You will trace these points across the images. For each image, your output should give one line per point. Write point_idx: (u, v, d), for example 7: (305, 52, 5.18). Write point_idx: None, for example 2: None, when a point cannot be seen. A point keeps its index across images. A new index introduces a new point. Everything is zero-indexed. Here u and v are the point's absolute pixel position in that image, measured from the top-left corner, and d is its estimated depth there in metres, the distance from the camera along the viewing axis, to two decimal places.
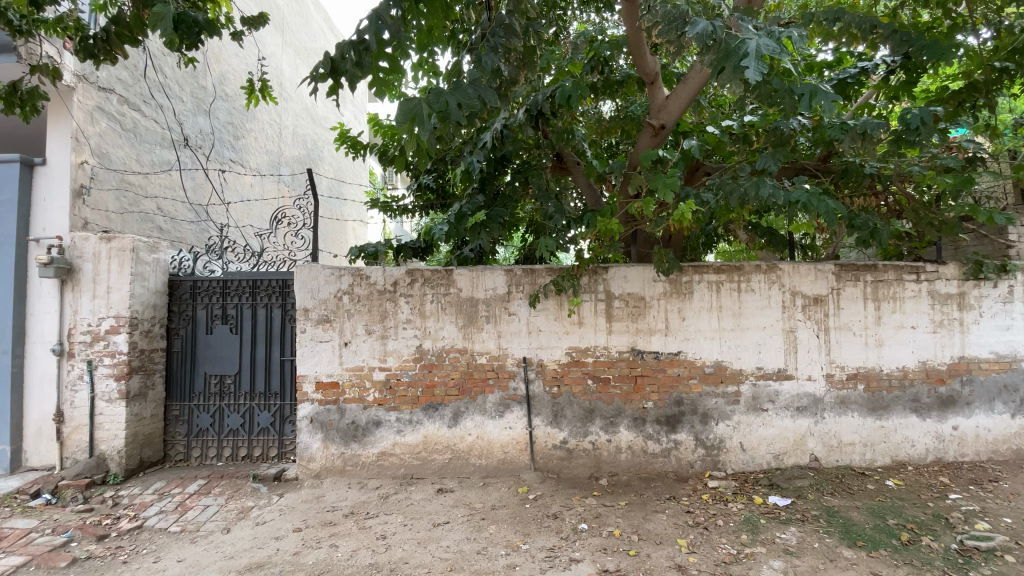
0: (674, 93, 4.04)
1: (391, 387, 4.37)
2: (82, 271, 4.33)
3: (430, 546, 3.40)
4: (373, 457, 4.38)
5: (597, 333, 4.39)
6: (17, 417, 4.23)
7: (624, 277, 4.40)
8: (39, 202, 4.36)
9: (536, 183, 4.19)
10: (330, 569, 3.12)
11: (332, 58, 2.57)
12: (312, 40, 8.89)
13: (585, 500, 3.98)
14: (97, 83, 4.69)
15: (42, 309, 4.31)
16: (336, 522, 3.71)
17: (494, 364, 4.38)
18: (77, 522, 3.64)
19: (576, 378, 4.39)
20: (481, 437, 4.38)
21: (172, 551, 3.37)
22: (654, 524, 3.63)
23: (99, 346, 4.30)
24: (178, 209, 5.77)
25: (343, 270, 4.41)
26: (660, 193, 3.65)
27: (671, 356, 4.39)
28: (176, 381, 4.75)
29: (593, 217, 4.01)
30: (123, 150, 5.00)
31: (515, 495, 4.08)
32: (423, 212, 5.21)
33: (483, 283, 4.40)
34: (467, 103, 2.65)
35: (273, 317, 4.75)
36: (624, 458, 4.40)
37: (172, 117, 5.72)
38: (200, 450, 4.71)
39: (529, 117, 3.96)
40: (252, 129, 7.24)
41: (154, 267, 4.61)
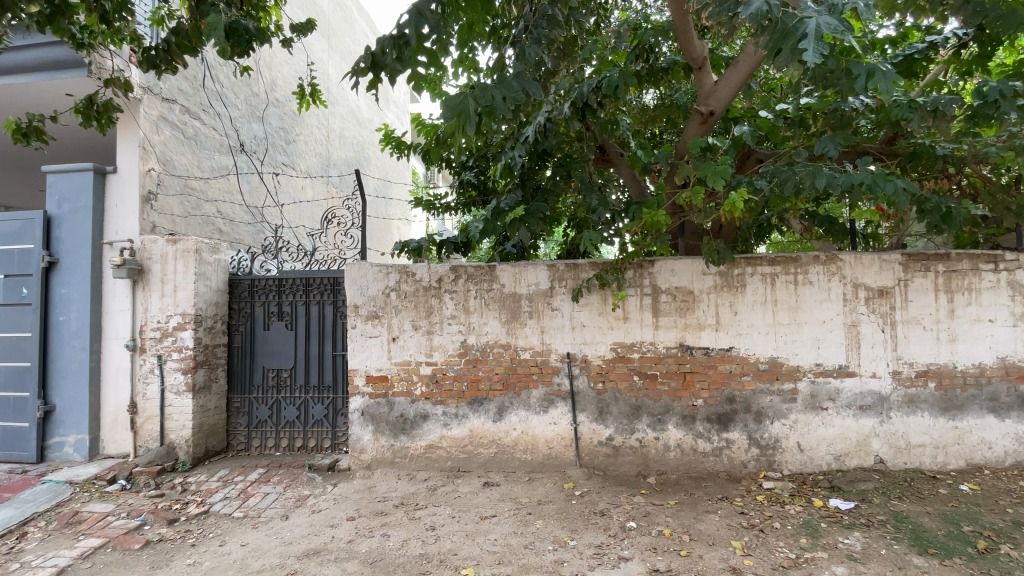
0: (723, 78, 3.94)
1: (437, 381, 4.44)
2: (151, 272, 4.63)
3: (478, 538, 3.42)
4: (421, 450, 4.46)
5: (643, 328, 4.29)
6: (96, 408, 4.57)
7: (671, 271, 4.27)
8: (112, 208, 4.70)
9: (580, 175, 4.13)
10: (381, 558, 3.20)
11: (373, 52, 2.60)
12: (356, 43, 9.12)
13: (633, 498, 3.91)
14: (161, 94, 4.98)
15: (116, 307, 4.63)
16: (387, 512, 3.81)
17: (538, 359, 4.37)
18: (150, 506, 3.90)
19: (622, 374, 4.30)
20: (526, 432, 4.38)
21: (236, 535, 3.56)
22: (705, 525, 3.51)
23: (168, 342, 4.59)
24: (235, 212, 6.10)
25: (389, 267, 4.51)
26: (710, 182, 3.51)
27: (722, 352, 4.23)
28: (237, 374, 5.01)
29: (639, 209, 3.91)
30: (186, 158, 5.30)
31: (561, 490, 4.06)
32: (464, 210, 5.24)
33: (526, 278, 4.39)
34: (512, 97, 2.59)
35: (325, 314, 4.91)
36: (673, 456, 4.29)
37: (229, 124, 6.02)
38: (259, 440, 4.95)
39: (575, 110, 3.80)
40: (302, 133, 7.51)
41: (215, 267, 4.87)
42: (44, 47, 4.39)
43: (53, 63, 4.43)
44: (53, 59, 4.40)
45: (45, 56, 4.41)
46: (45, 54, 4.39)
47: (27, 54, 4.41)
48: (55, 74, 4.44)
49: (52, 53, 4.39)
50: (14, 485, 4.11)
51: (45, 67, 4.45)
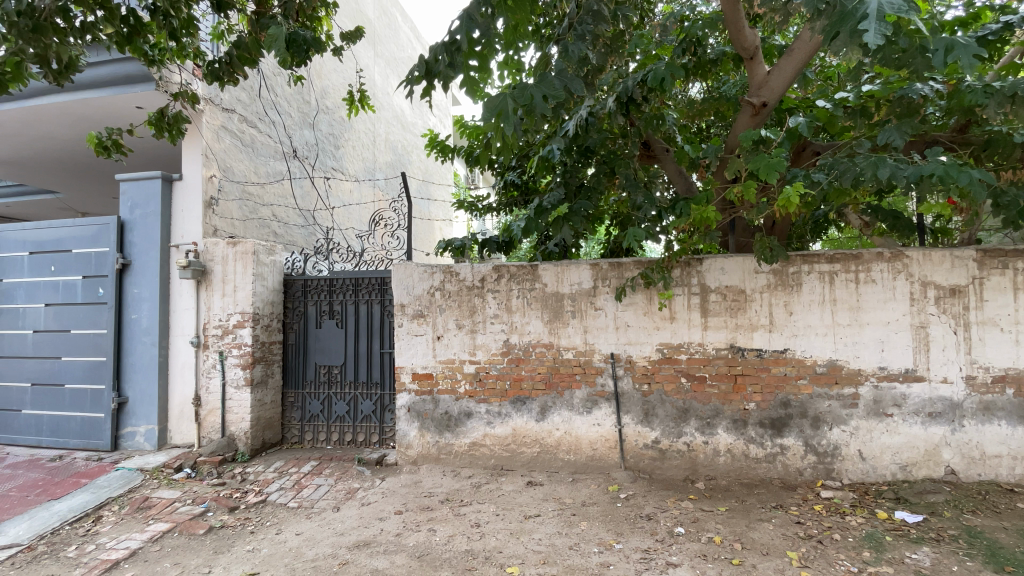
0: (776, 68, 3.78)
1: (481, 379, 4.48)
2: (213, 273, 4.90)
3: (523, 538, 3.42)
4: (465, 447, 4.51)
5: (691, 328, 4.17)
6: (164, 401, 4.88)
7: (721, 269, 4.13)
8: (178, 213, 5.01)
9: (624, 173, 4.04)
10: (428, 553, 3.25)
11: (426, 61, 2.62)
12: (400, 49, 9.33)
13: (681, 503, 3.81)
14: (221, 104, 5.27)
15: (182, 306, 4.94)
16: (433, 507, 3.87)
17: (582, 359, 4.32)
18: (212, 494, 4.13)
19: (669, 376, 4.20)
20: (570, 433, 4.35)
21: (291, 525, 3.71)
22: (759, 533, 3.37)
23: (229, 339, 4.85)
24: (289, 215, 6.40)
25: (434, 267, 4.59)
26: (763, 175, 3.38)
27: (776, 355, 4.06)
28: (291, 370, 5.22)
29: (687, 205, 3.81)
30: (244, 164, 5.59)
31: (605, 493, 4.00)
32: (506, 210, 5.26)
33: (568, 278, 4.36)
34: (553, 94, 2.51)
35: (372, 313, 5.05)
36: (723, 461, 4.14)
37: (283, 131, 6.29)
38: (312, 433, 5.14)
39: (620, 104, 3.70)
40: (349, 138, 7.76)
41: (272, 268, 5.10)
42: (114, 63, 4.69)
43: (124, 78, 4.74)
44: (124, 74, 4.72)
45: (115, 72, 4.72)
46: (116, 69, 4.70)
47: (100, 71, 4.72)
48: (126, 89, 4.76)
49: (122, 68, 4.70)
50: (92, 471, 4.43)
51: (117, 82, 4.78)
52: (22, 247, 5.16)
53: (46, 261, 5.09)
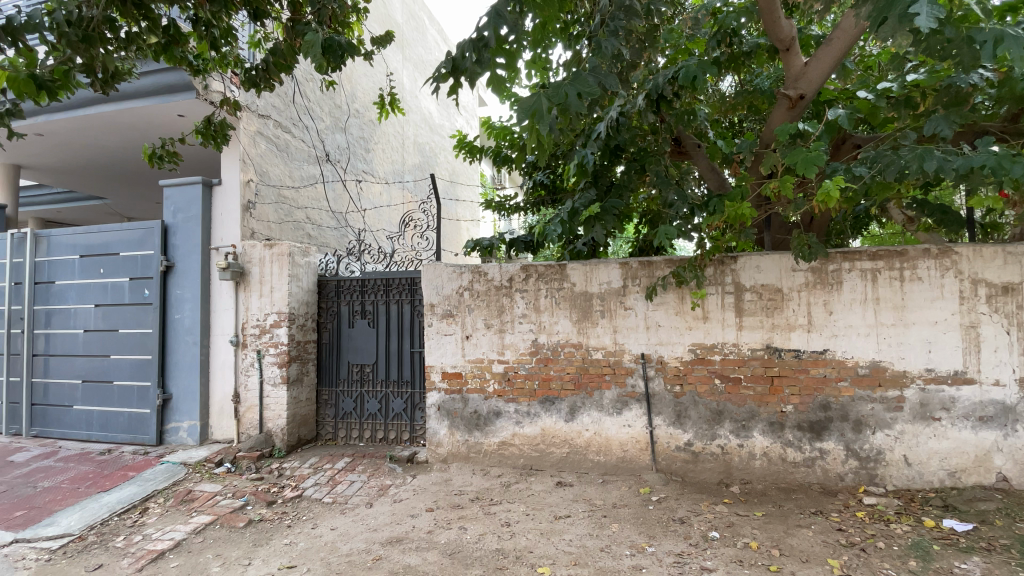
0: (816, 59, 3.68)
1: (510, 378, 4.48)
2: (251, 274, 5.06)
3: (553, 538, 3.41)
4: (494, 446, 4.53)
5: (725, 328, 4.07)
6: (206, 397, 5.07)
7: (756, 267, 4.02)
8: (218, 216, 5.19)
9: (655, 170, 3.95)
10: (459, 551, 3.28)
11: (453, 58, 2.62)
12: (428, 52, 9.43)
13: (715, 507, 3.72)
14: (257, 110, 5.44)
15: (222, 306, 5.12)
16: (463, 506, 3.90)
17: (611, 359, 4.28)
18: (251, 488, 4.27)
19: (701, 377, 4.11)
20: (599, 434, 4.31)
21: (326, 520, 3.80)
22: (797, 540, 3.26)
23: (266, 338, 5.00)
24: (322, 217, 6.56)
25: (463, 268, 4.62)
26: (801, 170, 3.27)
27: (815, 356, 3.92)
28: (325, 368, 5.34)
29: (721, 202, 3.71)
30: (279, 168, 5.75)
31: (636, 495, 3.94)
32: (533, 209, 5.24)
33: (597, 277, 4.32)
34: (587, 91, 2.47)
35: (403, 313, 5.12)
36: (759, 465, 4.03)
37: (316, 136, 6.45)
38: (345, 430, 5.25)
39: (650, 102, 3.64)
40: (379, 142, 7.90)
41: (306, 269, 5.23)
42: (158, 73, 4.91)
43: (167, 88, 4.94)
44: (167, 84, 4.92)
45: (159, 81, 4.93)
46: (159, 79, 4.90)
47: (145, 81, 4.95)
48: (168, 98, 4.96)
49: (165, 78, 4.90)
50: (139, 464, 4.63)
51: (160, 92, 4.98)
52: (73, 251, 5.42)
53: (95, 264, 5.34)
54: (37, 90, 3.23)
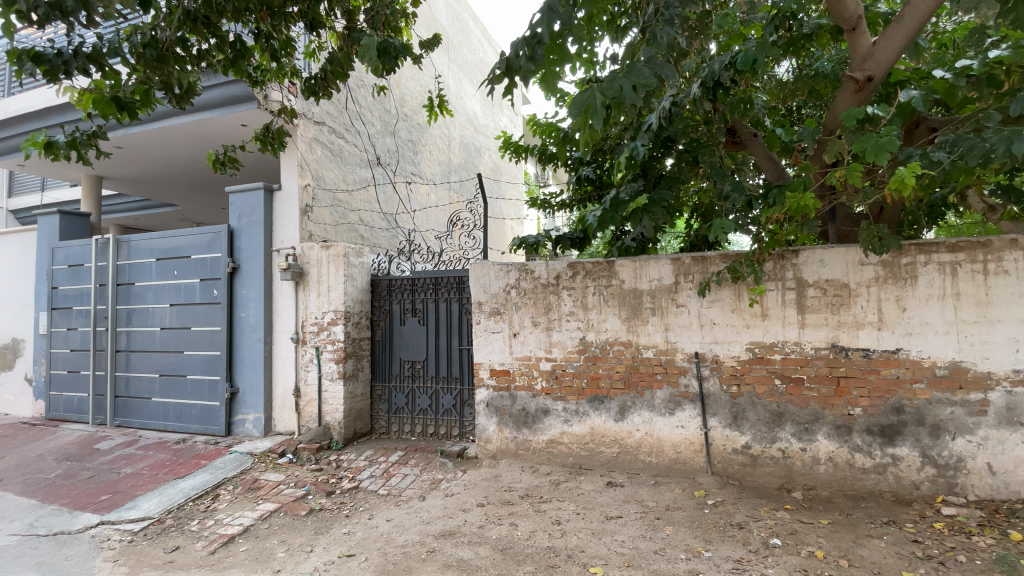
0: (884, 37, 3.44)
1: (558, 377, 4.46)
2: (309, 274, 5.28)
3: (605, 538, 3.36)
4: (543, 444, 4.52)
5: (786, 326, 3.88)
6: (269, 391, 5.35)
7: (820, 262, 3.80)
8: (279, 220, 5.46)
9: (709, 161, 3.77)
10: (511, 547, 3.30)
11: (507, 57, 2.58)
12: (472, 53, 9.51)
13: (776, 513, 3.55)
14: (313, 118, 5.69)
15: (284, 305, 5.38)
16: (514, 502, 3.92)
17: (663, 359, 4.17)
18: (312, 479, 4.46)
19: (760, 377, 3.94)
20: (651, 434, 4.21)
21: (381, 511, 3.92)
22: (868, 551, 3.06)
23: (324, 335, 5.21)
24: (374, 219, 6.79)
25: (509, 266, 4.63)
26: (871, 157, 3.07)
27: (886, 355, 3.67)
28: (378, 365, 5.50)
29: (781, 193, 3.54)
30: (334, 173, 5.99)
31: (691, 498, 3.82)
32: (580, 206, 5.18)
33: (648, 273, 4.21)
34: (642, 83, 2.40)
35: (452, 311, 5.20)
36: (823, 470, 3.82)
37: (368, 140, 6.66)
38: (397, 425, 5.39)
39: (705, 90, 3.48)
40: (426, 144, 8.06)
41: (360, 268, 5.41)
42: (223, 86, 5.19)
43: (230, 99, 5.22)
44: (230, 95, 5.19)
45: (224, 93, 5.21)
46: (224, 92, 5.19)
47: (212, 94, 5.25)
48: (233, 109, 5.24)
49: (229, 91, 5.18)
50: (210, 453, 4.94)
51: (225, 103, 5.27)
52: (150, 254, 5.84)
53: (170, 266, 5.74)
54: (119, 111, 3.54)
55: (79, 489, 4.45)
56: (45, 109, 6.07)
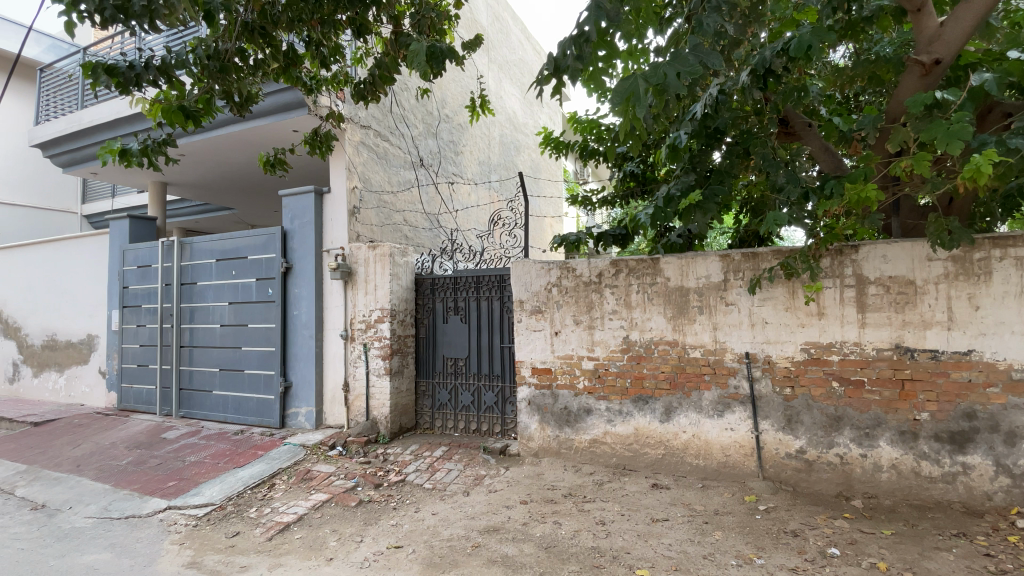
0: (952, 17, 3.27)
1: (600, 376, 4.42)
2: (357, 273, 5.45)
3: (651, 541, 3.30)
4: (586, 443, 4.49)
5: (844, 326, 3.69)
6: (320, 385, 5.57)
7: (882, 257, 3.59)
8: (329, 222, 5.67)
9: (761, 153, 3.61)
10: (555, 545, 3.29)
11: (555, 57, 2.58)
12: (512, 52, 9.52)
13: (834, 521, 3.39)
14: (359, 122, 5.86)
15: (334, 303, 5.58)
16: (557, 501, 3.91)
17: (711, 358, 4.06)
18: (360, 471, 4.61)
19: (816, 379, 3.77)
20: (698, 436, 4.11)
21: (427, 505, 4.00)
22: (937, 564, 2.88)
23: (371, 332, 5.36)
24: (418, 219, 6.93)
25: (551, 264, 4.62)
26: (942, 146, 2.88)
27: (956, 357, 3.43)
28: (422, 361, 5.62)
29: (839, 184, 3.36)
30: (380, 176, 6.15)
31: (741, 503, 3.70)
32: (622, 202, 5.10)
33: (695, 271, 4.10)
34: (686, 71, 2.34)
35: (493, 309, 5.24)
36: (886, 478, 3.61)
37: (411, 142, 6.80)
38: (441, 420, 5.49)
39: (755, 78, 3.33)
40: (467, 144, 8.16)
41: (405, 268, 5.53)
42: (276, 93, 5.42)
43: (283, 106, 5.45)
44: (283, 102, 5.43)
45: (277, 101, 5.45)
46: (277, 99, 5.42)
47: (266, 101, 5.50)
48: (285, 115, 5.48)
49: (281, 98, 5.41)
50: (266, 444, 5.18)
51: (278, 110, 5.52)
52: (211, 256, 6.19)
53: (229, 266, 6.05)
54: (186, 120, 3.78)
55: (148, 475, 4.78)
56: (115, 120, 6.53)
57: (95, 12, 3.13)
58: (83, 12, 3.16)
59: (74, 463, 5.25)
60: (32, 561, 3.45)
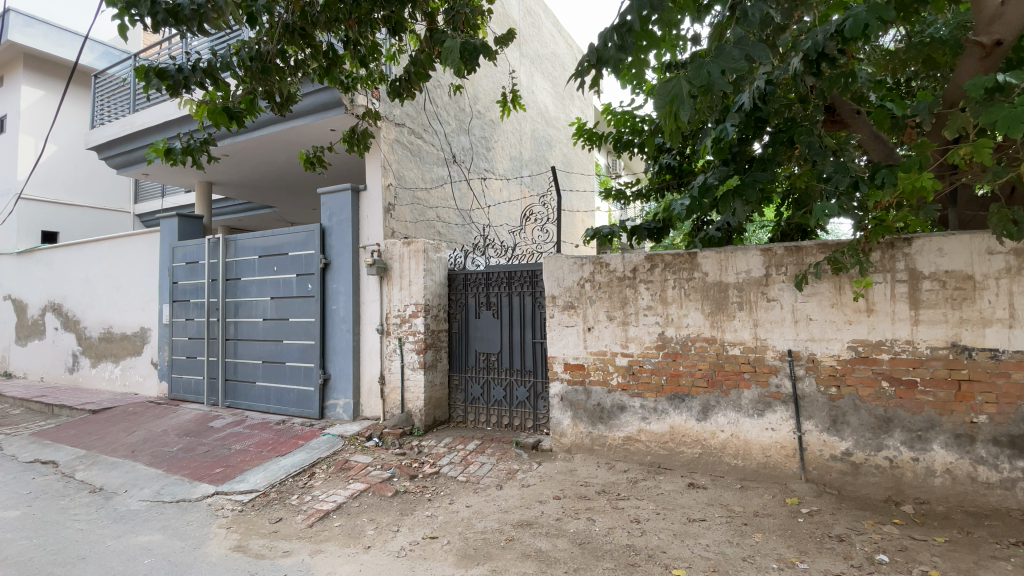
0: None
1: (635, 373, 4.36)
2: (392, 269, 5.55)
3: (688, 541, 3.24)
4: (620, 440, 4.44)
5: (895, 323, 3.52)
6: (357, 378, 5.71)
7: (938, 251, 3.40)
8: (365, 218, 5.79)
9: (807, 142, 3.46)
10: (589, 541, 3.28)
11: (597, 49, 2.57)
12: (543, 46, 9.46)
13: (882, 527, 3.25)
14: (394, 120, 5.94)
15: (370, 298, 5.71)
16: (590, 497, 3.89)
17: (751, 356, 3.94)
18: (396, 462, 4.71)
19: (864, 379, 3.61)
20: (737, 435, 4.00)
21: (461, 497, 4.05)
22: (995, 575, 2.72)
23: (406, 327, 5.46)
24: (451, 215, 7.00)
25: (583, 259, 4.58)
26: (1002, 129, 2.69)
27: (1019, 357, 3.22)
28: (456, 356, 5.68)
29: (892, 173, 3.19)
30: (414, 173, 6.23)
31: (783, 505, 3.59)
32: (657, 195, 5.01)
33: (734, 266, 3.99)
34: (732, 67, 2.26)
35: (525, 305, 5.23)
36: (939, 483, 3.43)
37: (444, 139, 6.86)
38: (474, 414, 5.54)
39: (807, 63, 3.19)
40: (499, 140, 8.18)
41: (438, 263, 5.60)
42: (315, 94, 5.55)
43: (321, 106, 5.60)
44: (321, 102, 5.57)
45: (315, 101, 5.58)
46: (316, 99, 5.56)
47: (305, 102, 5.65)
48: (324, 115, 5.62)
49: (320, 98, 5.54)
50: (306, 434, 5.35)
51: (316, 110, 5.66)
52: (254, 252, 6.42)
53: (271, 262, 6.26)
54: (229, 120, 3.92)
55: (197, 461, 5.02)
56: (165, 122, 6.84)
57: (149, 16, 3.29)
58: (138, 17, 3.33)
59: (130, 449, 5.56)
60: (91, 541, 3.66)
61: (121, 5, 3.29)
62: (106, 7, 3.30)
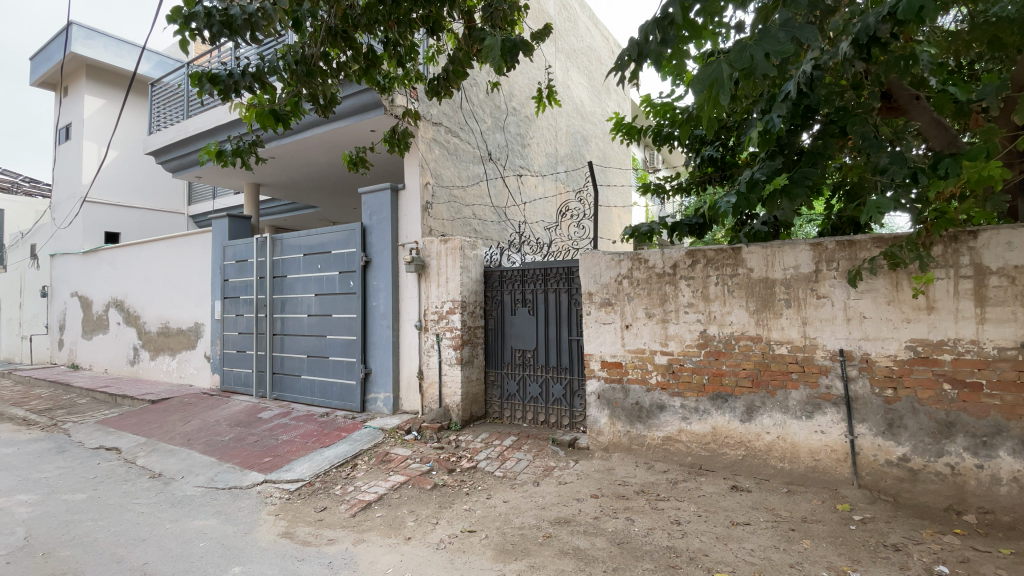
0: None
1: (675, 371, 4.27)
2: (430, 266, 5.63)
3: (731, 544, 3.16)
4: (659, 440, 4.37)
5: (958, 321, 3.30)
6: (397, 372, 5.85)
7: (1007, 245, 3.17)
8: (403, 216, 5.90)
9: (860, 132, 3.29)
10: (628, 542, 3.24)
11: (637, 43, 2.53)
12: (579, 39, 9.34)
13: (943, 537, 3.06)
14: (432, 119, 6.02)
15: (409, 294, 5.81)
16: (629, 497, 3.84)
17: (799, 355, 3.79)
18: (435, 456, 4.80)
19: (924, 381, 3.41)
20: (784, 438, 3.87)
21: (498, 492, 4.09)
22: None
23: (443, 323, 5.54)
24: (487, 213, 7.04)
25: (621, 256, 4.51)
26: None
27: None
28: (492, 352, 5.72)
29: (956, 161, 3.00)
30: (450, 171, 6.29)
31: (833, 511, 3.44)
32: (699, 188, 4.87)
33: (782, 261, 3.84)
34: (777, 50, 2.17)
35: (561, 302, 5.21)
36: (1006, 493, 3.21)
37: (480, 137, 6.89)
38: (510, 410, 5.57)
39: (857, 48, 3.00)
40: (534, 136, 8.15)
41: (475, 260, 5.64)
42: (356, 96, 5.69)
43: (362, 107, 5.74)
44: (362, 104, 5.71)
45: (356, 102, 5.72)
46: (356, 101, 5.71)
47: (347, 103, 5.80)
48: (364, 116, 5.76)
49: (361, 99, 5.67)
50: (349, 427, 5.52)
51: (357, 111, 5.80)
52: (298, 251, 6.65)
53: (314, 260, 6.48)
54: (276, 122, 4.08)
55: (247, 450, 5.26)
56: (216, 126, 7.18)
57: (205, 29, 3.45)
58: (196, 31, 3.50)
59: (185, 437, 5.89)
60: (151, 523, 3.91)
61: (180, 20, 3.44)
62: (167, 23, 3.45)
